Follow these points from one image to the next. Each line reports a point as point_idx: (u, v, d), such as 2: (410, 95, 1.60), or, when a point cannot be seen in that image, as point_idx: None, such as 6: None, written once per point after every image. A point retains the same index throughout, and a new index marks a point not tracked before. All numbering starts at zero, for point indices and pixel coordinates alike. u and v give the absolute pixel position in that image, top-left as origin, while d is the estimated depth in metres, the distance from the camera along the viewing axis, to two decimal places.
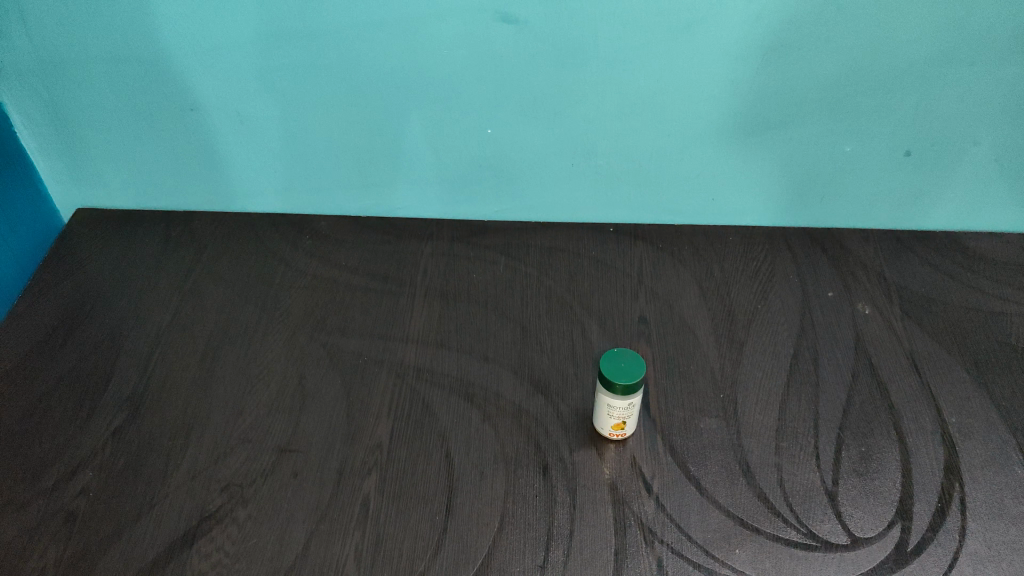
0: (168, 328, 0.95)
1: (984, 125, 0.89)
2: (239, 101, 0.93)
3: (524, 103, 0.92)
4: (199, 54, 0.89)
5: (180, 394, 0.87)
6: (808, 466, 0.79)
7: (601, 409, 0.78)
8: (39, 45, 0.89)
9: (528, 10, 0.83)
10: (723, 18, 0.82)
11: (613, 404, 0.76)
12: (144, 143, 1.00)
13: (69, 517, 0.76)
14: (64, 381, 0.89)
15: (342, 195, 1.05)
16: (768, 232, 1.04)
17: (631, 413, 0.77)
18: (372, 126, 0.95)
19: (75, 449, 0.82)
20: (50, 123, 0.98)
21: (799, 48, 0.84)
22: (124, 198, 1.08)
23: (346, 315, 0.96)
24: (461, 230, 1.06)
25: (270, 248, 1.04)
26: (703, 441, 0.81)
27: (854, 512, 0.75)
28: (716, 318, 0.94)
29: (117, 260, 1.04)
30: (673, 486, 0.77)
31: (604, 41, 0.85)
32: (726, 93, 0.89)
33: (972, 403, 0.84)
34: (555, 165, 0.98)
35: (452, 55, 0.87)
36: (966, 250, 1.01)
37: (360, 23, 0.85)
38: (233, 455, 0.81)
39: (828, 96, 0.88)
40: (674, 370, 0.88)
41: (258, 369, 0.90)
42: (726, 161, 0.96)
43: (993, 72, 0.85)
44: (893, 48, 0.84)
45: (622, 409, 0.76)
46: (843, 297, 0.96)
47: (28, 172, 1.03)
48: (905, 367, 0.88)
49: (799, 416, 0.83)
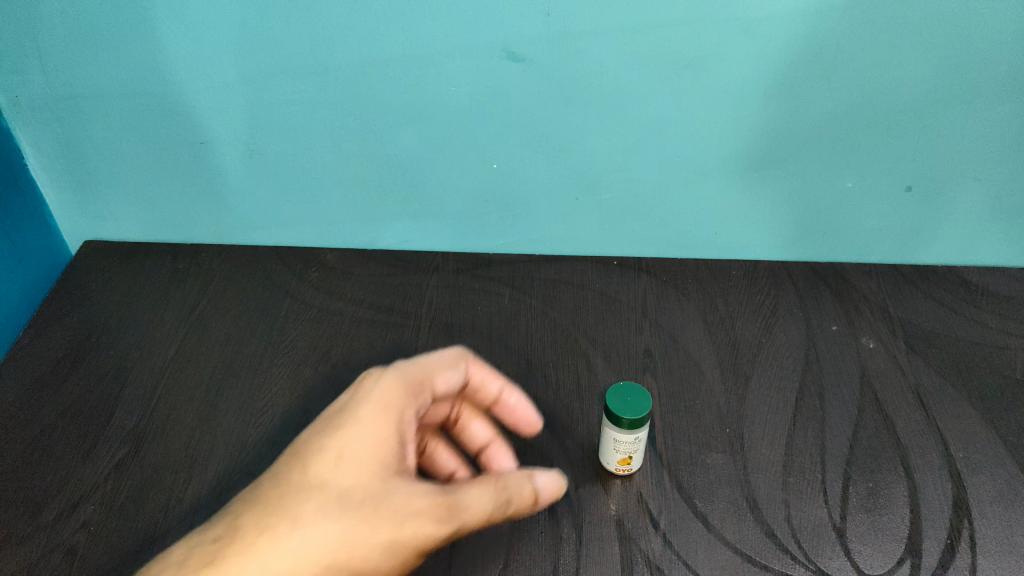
0: (172, 361, 0.95)
1: (984, 160, 0.89)
2: (247, 136, 0.94)
3: (531, 138, 0.92)
4: (208, 89, 0.90)
5: (184, 427, 0.87)
6: (816, 502, 0.78)
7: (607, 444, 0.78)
8: (52, 79, 0.90)
9: (536, 49, 0.84)
10: (727, 57, 0.83)
11: (619, 439, 0.76)
12: (153, 176, 1.00)
13: (70, 552, 0.75)
14: (68, 414, 0.89)
15: (348, 228, 1.06)
16: (771, 266, 1.04)
17: (637, 448, 0.77)
18: (380, 160, 0.96)
19: (76, 483, 0.81)
20: (60, 156, 0.99)
21: (803, 86, 0.85)
22: (131, 231, 1.09)
23: (352, 349, 0.96)
24: (467, 262, 1.06)
25: (276, 281, 1.05)
26: (710, 476, 0.81)
27: (863, 549, 0.74)
28: (720, 352, 0.94)
29: (124, 293, 1.04)
30: (681, 522, 0.77)
31: (610, 79, 0.86)
32: (731, 129, 0.89)
33: (979, 438, 0.84)
34: (561, 199, 0.99)
35: (461, 92, 0.88)
36: (969, 284, 1.01)
37: (368, 60, 0.86)
38: (238, 490, 0.81)
39: (830, 133, 0.89)
40: (680, 405, 0.88)
41: (263, 401, 0.90)
42: (730, 196, 0.96)
43: (992, 109, 0.84)
44: (895, 86, 0.84)
45: (629, 443, 0.76)
46: (847, 331, 0.96)
47: (38, 204, 1.03)
48: (911, 401, 0.88)
49: (806, 451, 0.83)
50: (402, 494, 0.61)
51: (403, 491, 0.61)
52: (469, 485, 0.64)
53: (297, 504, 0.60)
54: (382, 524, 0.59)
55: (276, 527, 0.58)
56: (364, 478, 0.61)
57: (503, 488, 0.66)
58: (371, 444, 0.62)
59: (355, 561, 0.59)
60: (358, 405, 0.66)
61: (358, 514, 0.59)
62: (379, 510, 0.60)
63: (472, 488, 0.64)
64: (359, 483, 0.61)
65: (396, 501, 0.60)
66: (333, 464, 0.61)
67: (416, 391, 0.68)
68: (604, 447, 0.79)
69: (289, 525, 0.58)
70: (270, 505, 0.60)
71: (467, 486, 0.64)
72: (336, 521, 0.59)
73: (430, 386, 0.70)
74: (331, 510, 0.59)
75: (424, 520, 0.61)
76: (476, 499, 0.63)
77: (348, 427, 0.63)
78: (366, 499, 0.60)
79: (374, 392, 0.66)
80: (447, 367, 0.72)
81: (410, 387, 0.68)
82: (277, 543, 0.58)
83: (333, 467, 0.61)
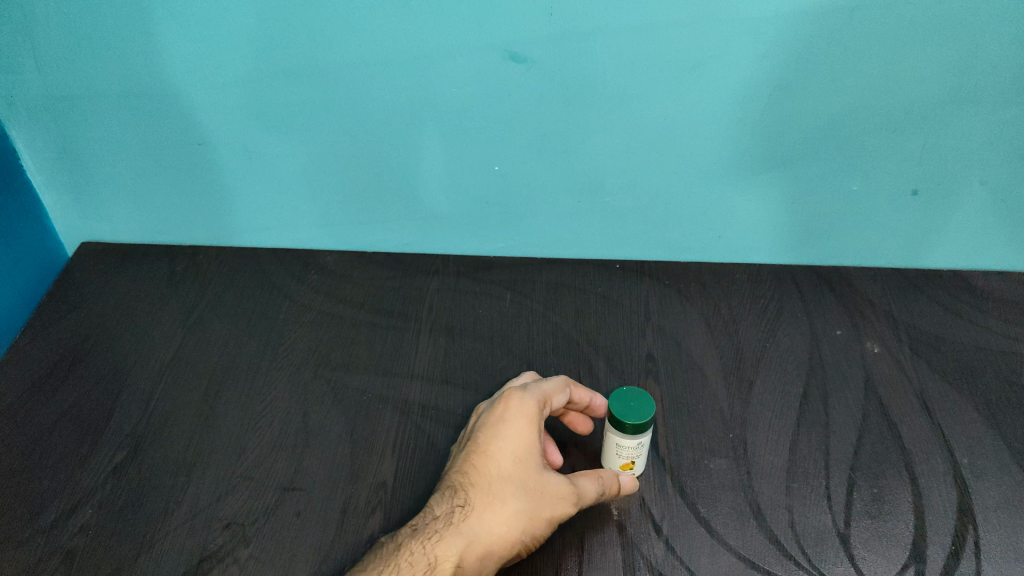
0: (171, 364, 0.94)
1: (989, 164, 0.88)
2: (247, 137, 0.94)
3: (533, 140, 0.92)
4: (208, 90, 0.89)
5: (183, 431, 0.86)
6: (820, 507, 0.77)
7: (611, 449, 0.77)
8: (49, 79, 0.89)
9: (539, 49, 0.83)
10: (731, 58, 0.82)
11: (623, 443, 0.76)
12: (151, 177, 1.00)
13: (67, 555, 0.75)
14: (66, 417, 0.88)
15: (349, 231, 1.05)
16: (774, 270, 1.04)
17: (639, 453, 0.77)
18: (380, 162, 0.95)
19: (74, 486, 0.81)
20: (58, 157, 0.98)
21: (808, 88, 0.84)
22: (129, 233, 1.09)
23: (352, 352, 0.96)
24: (468, 266, 1.06)
25: (276, 284, 1.05)
26: (713, 481, 0.80)
27: (867, 555, 0.73)
28: (723, 357, 0.94)
29: (122, 296, 1.04)
30: (683, 528, 0.76)
31: (614, 81, 0.85)
32: (734, 131, 0.89)
33: (984, 444, 0.83)
34: (562, 202, 0.98)
35: (463, 93, 0.87)
36: (974, 288, 1.00)
37: (369, 60, 0.85)
38: (236, 493, 0.80)
39: (834, 135, 0.88)
40: (683, 409, 0.87)
41: (262, 405, 0.89)
42: (733, 199, 0.96)
43: (998, 112, 0.83)
44: (899, 88, 0.83)
45: (633, 448, 0.76)
46: (851, 335, 0.96)
47: (34, 205, 1.03)
48: (916, 407, 0.87)
49: (810, 457, 0.82)
50: (558, 480, 0.73)
51: (556, 479, 0.73)
52: (592, 471, 0.75)
53: (496, 494, 0.72)
54: (550, 504, 0.72)
55: (482, 511, 0.71)
56: (529, 467, 0.73)
57: (604, 477, 0.75)
58: (530, 443, 0.75)
59: (539, 532, 0.72)
60: (510, 416, 0.76)
61: (537, 495, 0.72)
62: (548, 493, 0.72)
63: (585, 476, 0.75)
64: (529, 473, 0.73)
65: (557, 488, 0.72)
66: (511, 459, 0.73)
67: (546, 398, 0.78)
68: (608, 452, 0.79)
69: (493, 508, 0.71)
70: (474, 500, 0.71)
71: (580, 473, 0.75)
72: (524, 501, 0.71)
73: (550, 399, 0.78)
74: (520, 495, 0.71)
75: (569, 501, 0.73)
76: (596, 486, 0.75)
77: (509, 432, 0.75)
78: (534, 485, 0.72)
79: (520, 405, 0.76)
80: (554, 386, 0.79)
81: (542, 396, 0.78)
82: (487, 523, 0.70)
83: (512, 464, 0.73)
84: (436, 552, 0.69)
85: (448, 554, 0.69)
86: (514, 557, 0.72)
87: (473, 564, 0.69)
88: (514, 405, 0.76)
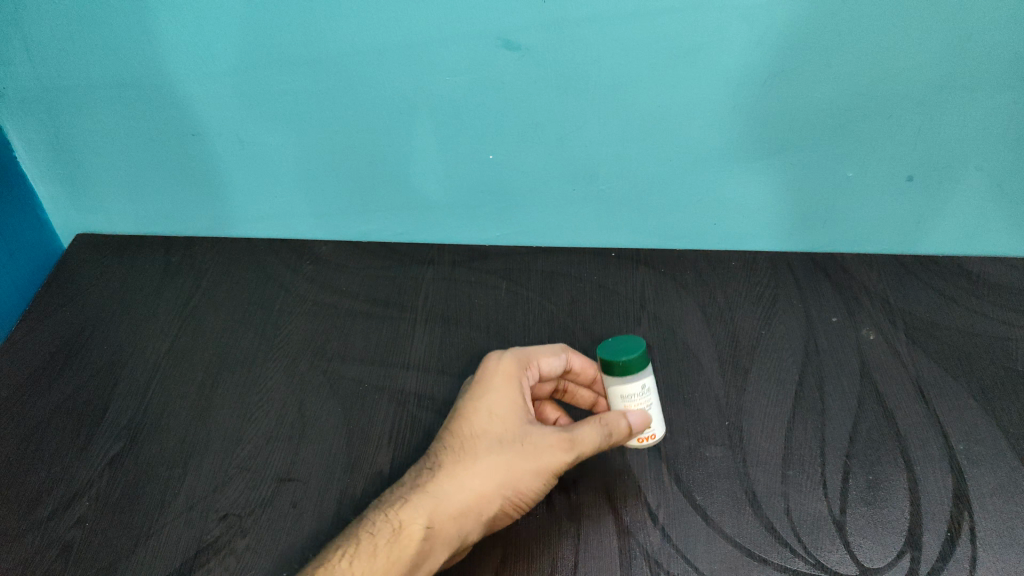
0: (167, 356, 0.95)
1: (985, 149, 0.88)
2: (239, 126, 0.93)
3: (526, 128, 0.91)
4: (201, 79, 0.88)
5: (179, 423, 0.87)
6: (815, 495, 0.79)
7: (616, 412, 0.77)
8: (41, 70, 0.89)
9: (532, 36, 0.82)
10: (725, 44, 0.81)
11: (629, 394, 0.76)
12: (145, 168, 0.99)
13: (65, 547, 0.76)
14: (62, 409, 0.89)
15: (344, 221, 1.05)
16: (770, 256, 1.03)
17: (647, 402, 0.78)
18: (374, 151, 0.95)
19: (71, 478, 0.82)
20: (51, 148, 0.97)
21: (803, 73, 0.83)
22: (123, 224, 1.08)
23: (347, 342, 0.96)
24: (462, 255, 1.06)
25: (271, 274, 1.05)
26: (708, 470, 0.82)
27: (863, 542, 0.75)
28: (719, 345, 0.94)
29: (118, 287, 1.04)
30: (679, 517, 0.78)
31: (606, 68, 0.85)
32: (729, 116, 0.87)
33: (980, 429, 0.84)
34: (558, 190, 0.98)
35: (456, 81, 0.87)
36: (971, 275, 0.99)
37: (362, 48, 0.84)
38: (233, 484, 0.81)
39: (829, 121, 0.87)
40: (679, 398, 0.89)
41: (257, 396, 0.90)
42: (727, 184, 0.95)
43: (994, 96, 0.83)
44: (894, 75, 0.82)
45: (640, 398, 0.77)
46: (847, 322, 0.96)
47: (28, 196, 1.02)
48: (911, 393, 0.88)
49: (805, 444, 0.83)
50: (538, 432, 0.72)
51: (534, 432, 0.72)
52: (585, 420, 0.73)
53: (468, 455, 0.71)
54: (529, 457, 0.71)
55: (452, 472, 0.70)
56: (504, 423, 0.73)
57: (607, 420, 0.73)
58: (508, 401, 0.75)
59: (522, 485, 0.70)
60: (488, 378, 0.76)
61: (512, 449, 0.71)
62: (523, 446, 0.71)
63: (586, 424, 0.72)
64: (502, 430, 0.72)
65: (534, 440, 0.72)
66: (486, 419, 0.73)
67: (526, 359, 0.78)
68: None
69: (463, 467, 0.71)
70: (447, 461, 0.71)
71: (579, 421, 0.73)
72: (496, 457, 0.71)
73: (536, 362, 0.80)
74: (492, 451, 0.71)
75: (555, 451, 0.71)
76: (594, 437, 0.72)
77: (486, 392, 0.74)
78: (508, 440, 0.72)
79: (498, 368, 0.76)
80: (547, 350, 0.80)
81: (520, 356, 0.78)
82: (455, 483, 0.70)
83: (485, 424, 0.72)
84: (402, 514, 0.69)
85: (416, 516, 0.68)
86: (494, 512, 0.71)
87: (446, 524, 0.69)
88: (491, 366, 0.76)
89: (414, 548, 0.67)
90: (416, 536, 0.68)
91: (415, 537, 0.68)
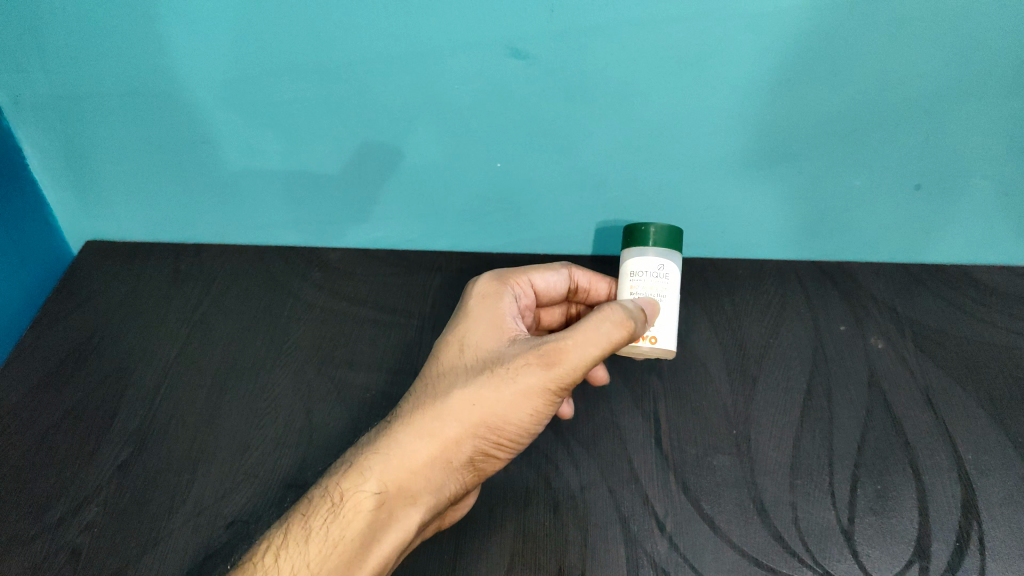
0: (176, 362, 0.97)
1: (994, 158, 0.87)
2: (249, 135, 0.93)
3: (535, 137, 0.91)
4: (211, 88, 0.88)
5: (187, 430, 0.89)
6: (824, 504, 0.80)
7: (627, 290, 0.80)
8: (54, 78, 0.89)
9: (540, 46, 0.81)
10: (734, 53, 0.80)
11: (642, 269, 0.79)
12: (155, 175, 0.99)
13: (73, 553, 0.79)
14: (71, 414, 0.91)
15: (351, 228, 1.05)
16: (778, 265, 1.03)
17: (663, 291, 0.79)
18: (382, 159, 0.95)
19: (80, 484, 0.84)
20: (63, 156, 0.97)
21: (812, 83, 0.82)
22: (133, 230, 1.09)
23: (355, 349, 0.98)
24: (471, 263, 1.07)
25: (280, 281, 1.06)
26: (716, 478, 0.83)
27: (871, 551, 0.77)
28: (727, 353, 0.94)
29: (128, 293, 1.05)
30: (687, 525, 0.80)
31: (615, 77, 0.84)
32: (738, 125, 0.87)
33: (988, 439, 0.84)
34: (566, 198, 0.98)
35: (465, 89, 0.86)
36: (978, 284, 0.99)
37: (370, 58, 0.84)
38: (240, 490, 0.84)
39: (838, 130, 0.87)
40: (686, 405, 0.89)
41: (265, 403, 0.92)
42: (735, 195, 0.95)
43: (1004, 105, 0.82)
44: (904, 84, 0.82)
45: (652, 276, 0.79)
46: (854, 331, 0.96)
47: (39, 204, 1.02)
48: (919, 402, 0.88)
49: (813, 453, 0.84)
50: (512, 359, 0.72)
51: (507, 360, 0.72)
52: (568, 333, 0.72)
53: (430, 404, 0.71)
54: (504, 382, 0.70)
55: (410, 427, 0.70)
56: (477, 360, 0.73)
57: (597, 320, 0.71)
58: (484, 337, 0.76)
59: (494, 414, 0.70)
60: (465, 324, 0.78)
61: (483, 384, 0.71)
62: (494, 379, 0.71)
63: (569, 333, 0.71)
64: (472, 368, 0.73)
65: (506, 367, 0.71)
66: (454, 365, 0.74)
67: (503, 295, 0.80)
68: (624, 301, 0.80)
69: (422, 417, 0.71)
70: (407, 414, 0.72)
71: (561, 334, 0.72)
72: (463, 397, 0.71)
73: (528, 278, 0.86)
74: (458, 392, 0.71)
75: (536, 372, 0.70)
76: (583, 342, 0.71)
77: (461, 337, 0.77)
78: (476, 378, 0.72)
79: (474, 315, 0.78)
80: (542, 267, 0.88)
81: (497, 293, 0.81)
82: (413, 437, 0.70)
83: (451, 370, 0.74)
84: (353, 480, 0.69)
85: (366, 484, 0.68)
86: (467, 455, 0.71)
87: (403, 484, 0.69)
88: (473, 302, 0.80)
89: (365, 518, 0.67)
90: (367, 506, 0.67)
91: (363, 506, 0.67)
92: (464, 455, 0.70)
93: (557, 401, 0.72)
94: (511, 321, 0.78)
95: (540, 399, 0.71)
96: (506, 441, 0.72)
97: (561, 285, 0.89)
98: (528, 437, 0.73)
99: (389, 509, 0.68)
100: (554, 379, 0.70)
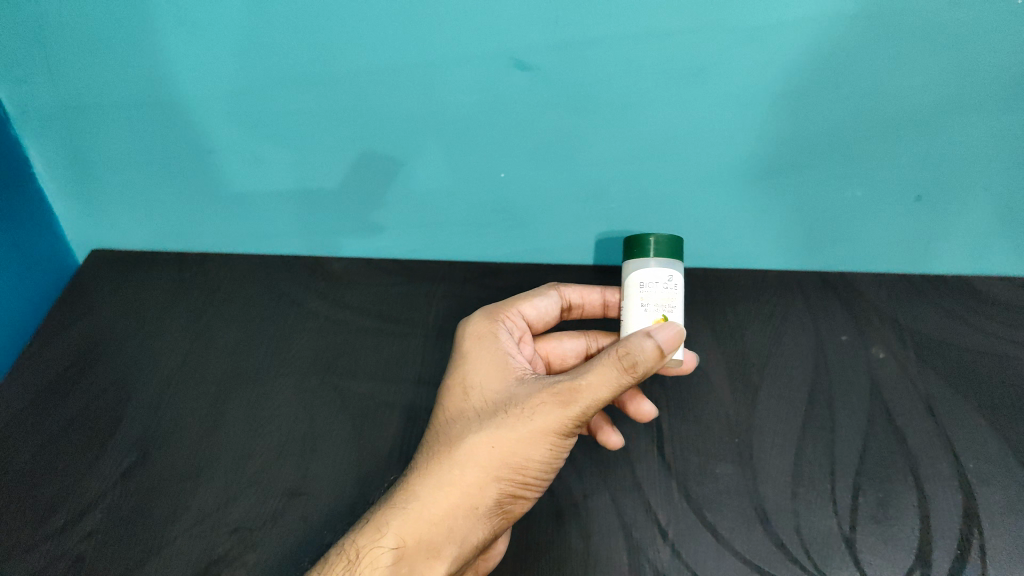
0: (179, 371, 0.97)
1: (994, 170, 0.88)
2: (253, 144, 0.94)
3: (538, 148, 0.92)
4: (216, 98, 0.89)
5: (190, 437, 0.90)
6: (826, 512, 0.80)
7: (637, 302, 0.78)
8: (60, 88, 0.89)
9: (542, 57, 0.82)
10: (734, 65, 0.81)
11: (651, 280, 0.78)
12: (160, 185, 1.00)
13: (76, 560, 0.79)
14: (75, 422, 0.92)
15: (353, 237, 1.06)
16: (779, 274, 1.04)
17: (671, 301, 0.77)
18: (386, 170, 0.95)
19: (84, 491, 0.85)
20: (68, 166, 0.98)
21: (811, 94, 0.83)
22: (137, 240, 1.09)
23: (358, 358, 0.98)
24: (473, 272, 1.08)
25: (283, 291, 1.06)
26: (719, 486, 0.83)
27: (873, 559, 0.77)
28: (729, 363, 0.95)
29: (131, 301, 1.06)
30: (689, 533, 0.80)
31: (617, 89, 0.84)
32: (739, 137, 0.88)
33: (989, 448, 0.85)
34: (569, 208, 0.99)
35: (469, 100, 0.87)
36: (979, 293, 0.99)
37: (375, 69, 0.85)
38: (245, 498, 0.84)
39: (838, 142, 0.87)
40: (688, 415, 0.90)
41: (268, 411, 0.92)
42: (738, 207, 0.96)
43: (1003, 117, 0.83)
44: (904, 95, 0.82)
45: (662, 286, 0.77)
46: (856, 340, 0.96)
47: (44, 213, 1.03)
48: (921, 412, 0.88)
49: (815, 461, 0.85)
50: (525, 400, 0.74)
51: (519, 401, 0.74)
52: (579, 370, 0.74)
53: (446, 453, 0.73)
54: (519, 424, 0.73)
55: (427, 478, 0.72)
56: (488, 406, 0.76)
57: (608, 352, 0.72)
58: (490, 383, 0.78)
59: (510, 457, 0.72)
60: (469, 371, 0.80)
61: (497, 427, 0.73)
62: (509, 421, 0.73)
63: (582, 370, 0.73)
64: (485, 414, 0.75)
65: (519, 408, 0.73)
66: (463, 414, 0.76)
67: (497, 340, 0.83)
68: (635, 313, 0.77)
69: (435, 470, 0.73)
70: (420, 467, 0.74)
71: (574, 372, 0.74)
72: (478, 442, 0.73)
73: (517, 313, 0.89)
74: (472, 438, 0.73)
75: (552, 409, 0.72)
76: (593, 378, 0.71)
77: (468, 384, 0.79)
78: (490, 422, 0.74)
79: (477, 361, 0.81)
80: (531, 296, 0.90)
81: (489, 338, 0.83)
82: (431, 488, 0.71)
83: (460, 419, 0.76)
84: (367, 539, 0.70)
85: (384, 539, 0.70)
86: (487, 502, 0.72)
87: (423, 536, 0.70)
88: (470, 353, 0.82)
89: (384, 571, 0.68)
90: (386, 561, 0.69)
91: (380, 561, 0.68)
92: (485, 499, 0.72)
93: (575, 435, 0.74)
94: (514, 364, 0.80)
95: (558, 436, 0.72)
96: (527, 482, 0.73)
97: (552, 310, 0.91)
98: (550, 473, 0.74)
99: (412, 563, 0.69)
100: (570, 415, 0.72)
